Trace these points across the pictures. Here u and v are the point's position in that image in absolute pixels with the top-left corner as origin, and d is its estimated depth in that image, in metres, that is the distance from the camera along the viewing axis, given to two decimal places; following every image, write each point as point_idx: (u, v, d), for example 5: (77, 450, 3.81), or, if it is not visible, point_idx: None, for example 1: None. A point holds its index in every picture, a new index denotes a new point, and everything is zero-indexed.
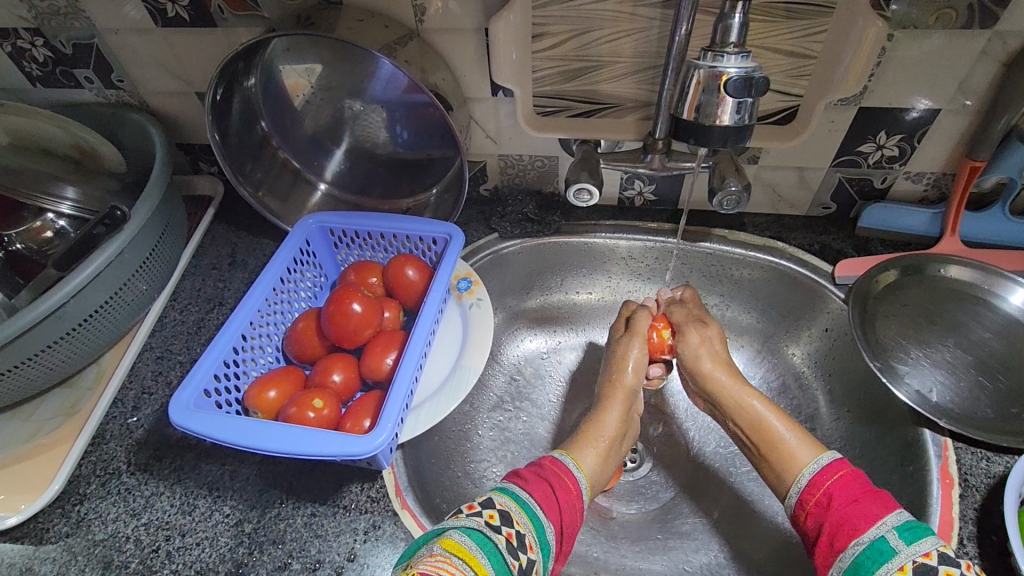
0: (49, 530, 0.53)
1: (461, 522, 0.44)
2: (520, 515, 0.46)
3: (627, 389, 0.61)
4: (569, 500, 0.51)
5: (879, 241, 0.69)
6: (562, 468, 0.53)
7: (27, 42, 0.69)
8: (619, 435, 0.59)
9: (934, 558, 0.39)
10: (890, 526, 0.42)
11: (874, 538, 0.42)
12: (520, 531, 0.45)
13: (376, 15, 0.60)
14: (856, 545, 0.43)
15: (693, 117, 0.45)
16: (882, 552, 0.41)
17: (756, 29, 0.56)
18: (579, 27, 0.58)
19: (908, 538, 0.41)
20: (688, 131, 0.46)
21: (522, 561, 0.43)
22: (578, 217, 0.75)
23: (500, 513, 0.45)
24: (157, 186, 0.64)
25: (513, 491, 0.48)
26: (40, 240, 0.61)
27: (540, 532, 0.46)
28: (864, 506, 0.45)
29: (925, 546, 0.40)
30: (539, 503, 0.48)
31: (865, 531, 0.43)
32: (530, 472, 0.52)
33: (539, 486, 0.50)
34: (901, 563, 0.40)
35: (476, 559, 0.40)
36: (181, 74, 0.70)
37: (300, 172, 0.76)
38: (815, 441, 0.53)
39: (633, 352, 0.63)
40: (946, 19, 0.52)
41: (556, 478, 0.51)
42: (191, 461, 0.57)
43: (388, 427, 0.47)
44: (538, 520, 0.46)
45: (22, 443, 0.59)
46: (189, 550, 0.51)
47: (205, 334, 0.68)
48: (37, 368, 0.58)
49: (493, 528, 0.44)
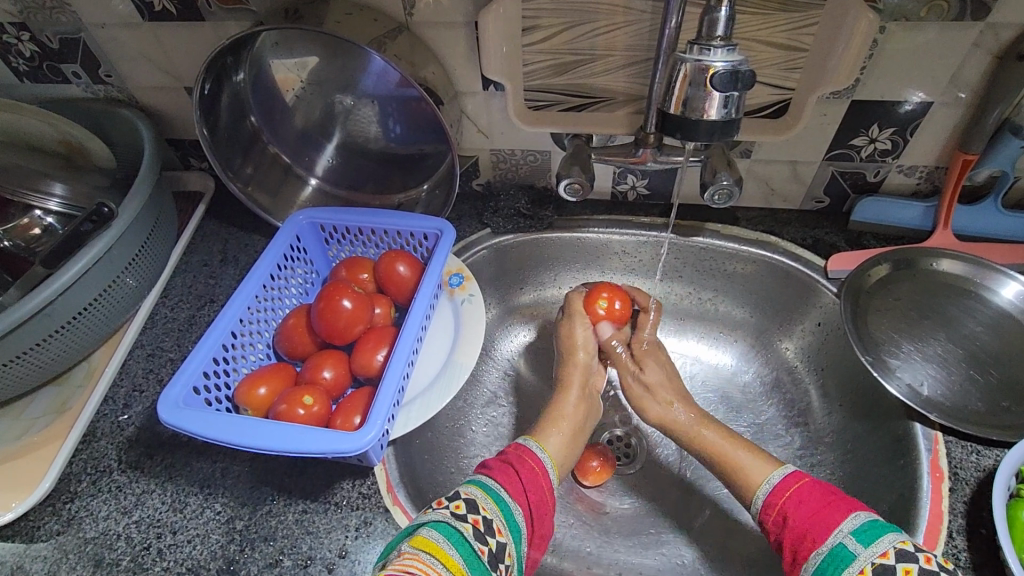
0: (40, 528, 0.53)
1: (428, 517, 0.44)
2: (484, 502, 0.46)
3: (582, 367, 0.63)
4: (536, 479, 0.51)
5: (873, 235, 0.69)
6: (526, 453, 0.53)
7: (14, 36, 0.68)
8: (578, 418, 0.60)
9: (892, 557, 0.40)
10: (847, 532, 0.42)
11: (832, 547, 0.42)
12: (486, 516, 0.45)
13: (365, 9, 0.60)
14: (817, 555, 0.43)
15: (679, 112, 0.45)
16: (842, 558, 0.41)
17: (748, 21, 0.55)
18: (571, 20, 0.58)
19: (865, 541, 0.41)
20: (676, 125, 0.46)
21: (492, 545, 0.43)
22: (571, 212, 0.75)
23: (465, 502, 0.45)
24: (147, 181, 0.64)
25: (479, 481, 0.48)
26: (28, 237, 0.61)
27: (507, 516, 0.46)
28: (817, 517, 0.45)
29: (882, 546, 0.41)
30: (503, 486, 0.48)
31: (824, 540, 0.43)
32: (494, 460, 0.52)
33: (501, 470, 0.50)
34: (861, 567, 0.40)
35: (443, 550, 0.40)
36: (170, 69, 0.70)
37: (291, 167, 0.76)
38: (771, 459, 0.53)
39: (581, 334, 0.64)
40: (938, 11, 0.52)
41: (518, 462, 0.51)
42: (183, 458, 0.57)
43: (377, 423, 0.47)
44: (503, 504, 0.46)
45: (12, 441, 0.58)
46: (180, 547, 0.51)
47: (197, 331, 0.67)
48: (28, 366, 0.58)
49: (459, 517, 0.44)
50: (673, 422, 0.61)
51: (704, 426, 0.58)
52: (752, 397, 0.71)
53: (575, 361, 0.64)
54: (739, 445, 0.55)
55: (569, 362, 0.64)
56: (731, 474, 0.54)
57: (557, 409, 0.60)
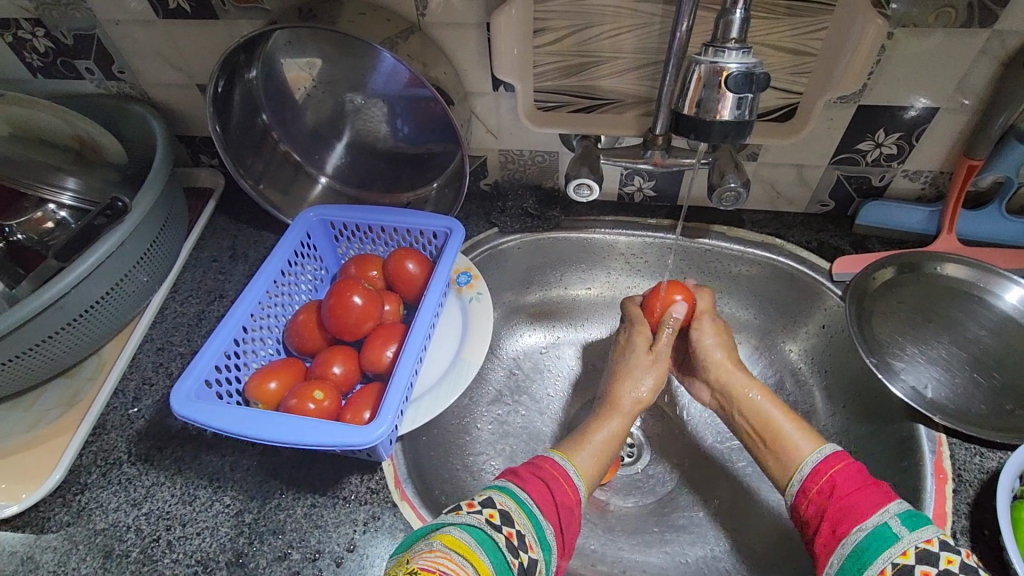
0: (50, 519, 0.53)
1: (461, 519, 0.44)
2: (519, 514, 0.46)
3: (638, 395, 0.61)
4: (568, 503, 0.51)
5: (877, 239, 0.70)
6: (562, 472, 0.53)
7: (28, 32, 0.69)
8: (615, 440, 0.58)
9: (935, 544, 0.41)
10: (893, 514, 0.43)
11: (876, 525, 0.43)
12: (520, 530, 0.45)
13: (378, 8, 0.61)
14: (859, 531, 0.44)
15: (693, 113, 0.45)
16: (885, 537, 0.42)
17: (757, 26, 0.56)
18: (581, 23, 0.58)
19: (910, 525, 0.42)
20: (689, 126, 0.46)
21: (522, 560, 0.44)
22: (577, 212, 0.75)
23: (500, 512, 0.46)
24: (160, 177, 0.65)
25: (511, 490, 0.48)
26: (41, 230, 0.62)
27: (539, 531, 0.46)
28: (866, 496, 0.46)
29: (926, 534, 0.41)
30: (538, 503, 0.48)
31: (868, 517, 0.44)
32: (529, 472, 0.52)
33: (539, 488, 0.50)
34: (903, 549, 0.41)
35: (477, 556, 0.41)
36: (182, 66, 0.70)
37: (301, 165, 0.76)
38: (815, 433, 0.54)
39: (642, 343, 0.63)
40: (946, 18, 0.53)
41: (554, 481, 0.51)
42: (192, 452, 0.57)
43: (388, 418, 0.47)
44: (537, 520, 0.47)
45: (24, 432, 0.59)
46: (190, 539, 0.52)
47: (206, 326, 0.68)
48: (39, 358, 0.58)
49: (494, 526, 0.44)
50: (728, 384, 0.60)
51: (755, 390, 0.58)
52: None
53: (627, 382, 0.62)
54: (785, 411, 0.56)
55: (614, 409, 0.60)
56: (773, 442, 0.55)
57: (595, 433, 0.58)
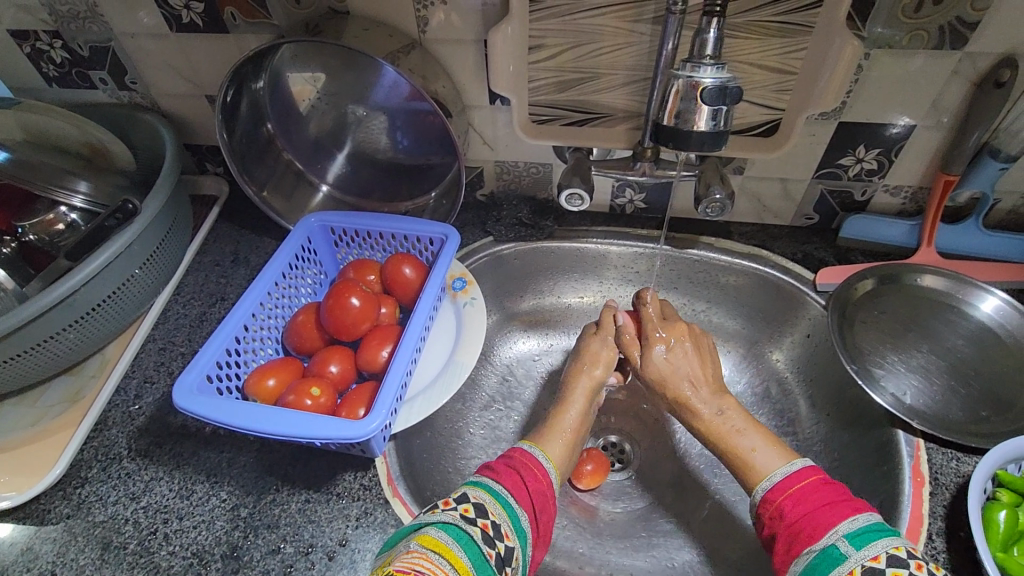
0: (50, 511, 0.55)
1: (437, 517, 0.45)
2: (493, 506, 0.47)
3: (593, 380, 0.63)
4: (542, 490, 0.52)
5: (860, 252, 0.72)
6: (532, 461, 0.54)
7: (46, 43, 0.72)
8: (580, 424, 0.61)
9: (882, 561, 0.40)
10: (841, 534, 0.43)
11: (825, 546, 0.43)
12: (495, 521, 0.47)
13: (381, 24, 0.64)
14: (810, 552, 0.44)
15: (673, 123, 0.47)
16: (833, 559, 0.42)
17: (740, 45, 0.59)
18: (575, 40, 0.61)
19: (857, 544, 0.42)
20: (669, 136, 0.48)
21: (500, 549, 0.45)
22: (570, 223, 0.78)
23: (474, 506, 0.47)
24: (167, 183, 0.67)
25: (486, 484, 0.50)
26: (52, 232, 0.64)
27: (514, 520, 0.48)
28: (819, 515, 0.45)
29: (874, 550, 0.41)
30: (511, 493, 0.50)
31: (818, 539, 0.44)
32: (502, 465, 0.53)
33: (511, 477, 0.51)
34: (851, 568, 0.41)
35: (453, 551, 0.42)
36: (192, 77, 0.73)
37: (303, 174, 0.79)
38: (787, 453, 0.53)
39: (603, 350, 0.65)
40: (919, 40, 0.55)
41: (526, 470, 0.53)
42: (191, 448, 0.59)
43: (382, 413, 0.49)
44: (511, 509, 0.48)
45: (27, 427, 0.61)
46: (186, 532, 0.53)
47: (208, 327, 0.70)
48: (44, 355, 0.60)
49: (469, 520, 0.46)
50: (701, 413, 0.58)
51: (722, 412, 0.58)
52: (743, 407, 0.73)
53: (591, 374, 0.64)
54: (750, 433, 0.55)
55: (580, 372, 0.64)
56: (738, 464, 0.54)
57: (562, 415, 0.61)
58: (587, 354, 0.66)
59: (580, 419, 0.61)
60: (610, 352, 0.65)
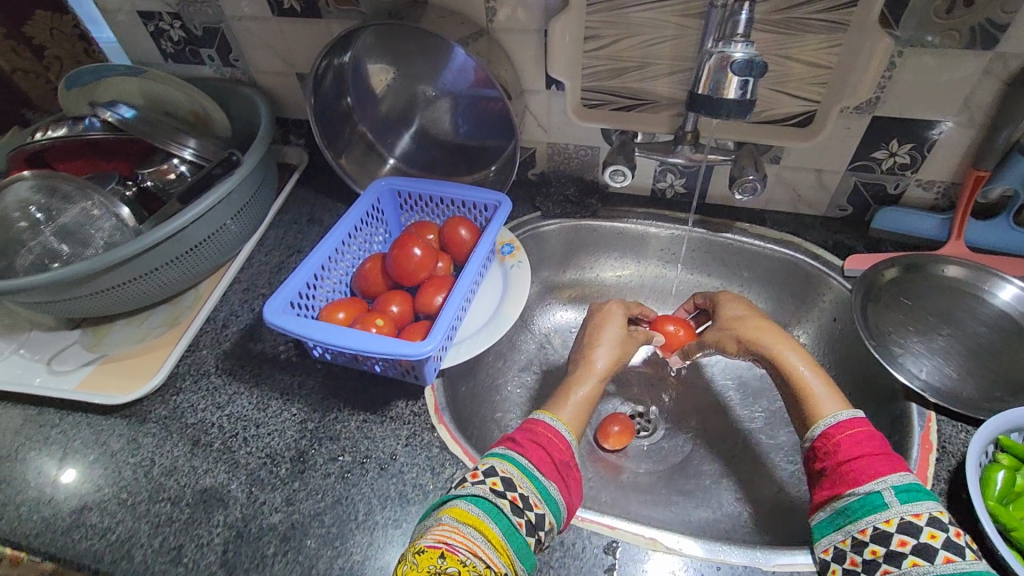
0: (151, 411, 0.65)
1: (467, 491, 0.49)
2: (521, 480, 0.50)
3: (599, 375, 0.63)
4: (565, 458, 0.54)
5: (890, 243, 0.75)
6: (554, 432, 0.55)
7: (167, 24, 0.84)
8: (589, 399, 0.61)
9: (923, 519, 0.44)
10: (888, 485, 0.46)
11: (869, 492, 0.47)
12: (523, 493, 0.49)
13: (454, 13, 0.72)
14: (852, 493, 0.47)
15: (705, 92, 0.53)
16: (874, 505, 0.46)
17: (778, 40, 0.64)
18: (627, 31, 0.68)
19: (902, 498, 0.45)
20: (702, 103, 0.54)
21: (530, 519, 0.48)
22: (613, 203, 0.84)
23: (502, 480, 0.50)
24: (262, 144, 0.77)
25: (513, 458, 0.52)
26: (164, 180, 0.74)
27: (543, 491, 0.50)
28: (868, 464, 0.48)
29: (918, 508, 0.45)
30: (538, 467, 0.52)
31: (863, 483, 0.47)
32: (524, 436, 0.55)
33: (534, 450, 0.53)
34: (889, 517, 0.45)
35: (484, 525, 0.46)
36: (286, 56, 0.83)
37: (374, 147, 0.88)
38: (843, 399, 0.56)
39: (606, 336, 0.67)
40: (952, 39, 0.59)
41: (549, 441, 0.54)
42: (267, 370, 0.68)
43: (436, 339, 0.56)
44: (539, 482, 0.50)
45: (136, 342, 0.72)
46: (262, 437, 0.62)
47: (285, 274, 0.79)
48: (152, 282, 0.71)
49: (497, 493, 0.49)
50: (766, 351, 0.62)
51: (789, 350, 0.61)
52: None
53: (592, 360, 0.64)
54: (818, 374, 0.58)
55: (590, 351, 0.66)
56: (802, 399, 0.57)
57: (568, 391, 0.61)
58: (602, 329, 0.68)
59: (593, 389, 0.62)
60: (621, 332, 0.68)
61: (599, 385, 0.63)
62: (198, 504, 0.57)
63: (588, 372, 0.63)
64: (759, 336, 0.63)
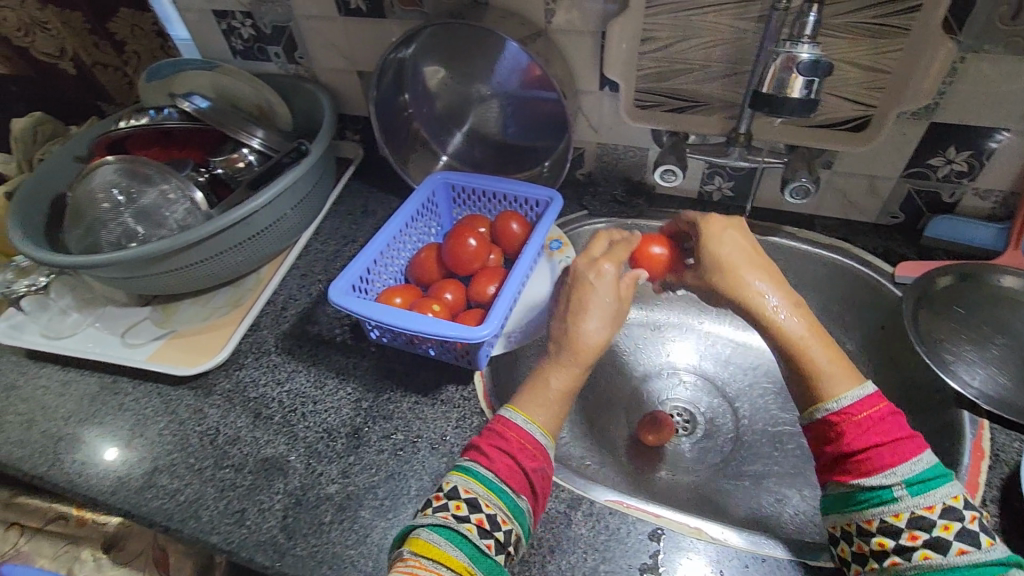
0: (216, 384, 0.69)
1: (429, 519, 0.44)
2: (486, 497, 0.45)
3: (585, 361, 0.54)
4: (536, 464, 0.48)
5: (944, 251, 0.74)
6: (524, 435, 0.49)
7: (239, 22, 0.88)
8: (564, 392, 0.53)
9: (936, 511, 0.41)
10: (901, 477, 0.43)
11: (878, 485, 0.43)
12: (490, 513, 0.44)
13: (513, 15, 0.74)
14: (859, 484, 0.44)
15: (770, 91, 0.54)
16: (883, 498, 0.43)
17: (836, 45, 0.65)
18: (683, 34, 0.69)
19: (914, 491, 0.42)
20: (764, 102, 0.55)
21: (497, 539, 0.44)
22: (659, 205, 0.85)
23: (466, 501, 0.45)
24: (326, 137, 0.81)
25: (476, 473, 0.46)
26: (234, 168, 0.79)
27: (510, 505, 0.45)
28: (880, 452, 0.44)
29: (931, 499, 0.42)
30: (504, 480, 0.46)
31: (871, 476, 0.44)
32: (489, 443, 0.49)
33: (501, 461, 0.47)
34: (898, 511, 0.42)
35: (447, 555, 0.42)
36: (348, 54, 0.87)
37: (427, 143, 0.91)
38: (850, 365, 0.49)
39: (597, 307, 0.55)
40: (1016, 46, 0.59)
41: (519, 446, 0.48)
42: (324, 351, 0.71)
43: (492, 325, 0.58)
44: (506, 496, 0.45)
45: (201, 320, 0.76)
46: (320, 413, 0.65)
47: (340, 262, 0.83)
48: (220, 264, 0.75)
49: (461, 517, 0.44)
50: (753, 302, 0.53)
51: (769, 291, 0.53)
52: None
53: (580, 336, 0.54)
54: (818, 338, 0.51)
55: (574, 327, 0.55)
56: (801, 369, 0.50)
57: (544, 383, 0.53)
58: (585, 303, 0.55)
59: (572, 378, 0.53)
60: (614, 304, 0.56)
61: (584, 371, 0.54)
62: (260, 472, 0.60)
63: (572, 359, 0.54)
64: (744, 287, 0.54)
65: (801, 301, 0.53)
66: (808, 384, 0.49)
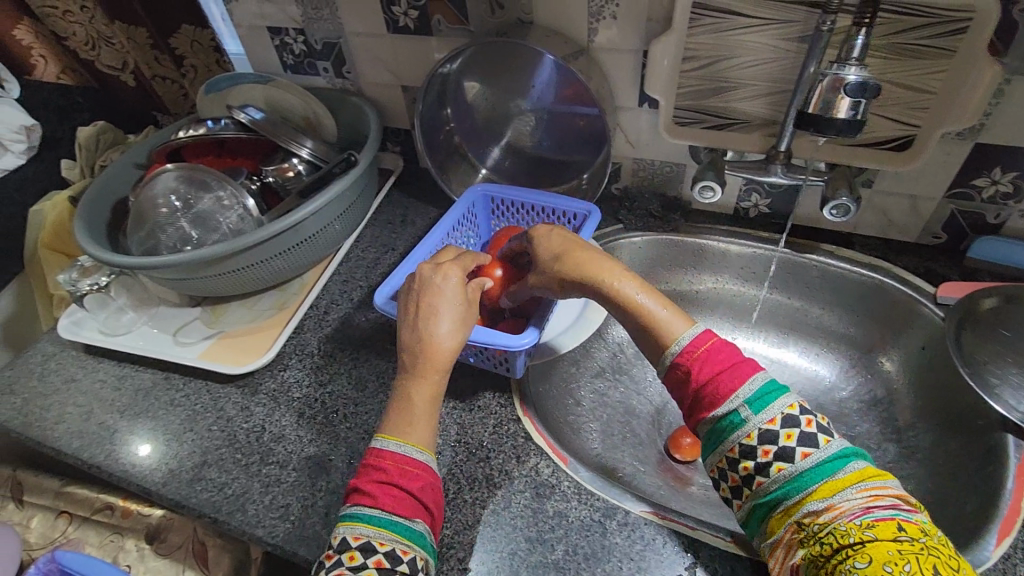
0: (261, 384, 0.71)
1: None
2: (379, 536, 0.43)
3: (440, 371, 0.52)
4: (422, 483, 0.47)
5: (988, 273, 0.74)
6: (404, 461, 0.47)
7: (292, 38, 0.92)
8: (432, 404, 0.52)
9: (777, 423, 0.42)
10: (743, 399, 0.44)
11: (728, 412, 0.44)
12: (388, 550, 0.43)
13: (556, 33, 0.77)
14: (715, 416, 0.44)
15: (816, 110, 0.55)
16: (734, 424, 0.43)
17: (879, 65, 0.65)
18: (724, 53, 0.70)
19: (756, 408, 0.43)
20: (811, 121, 0.56)
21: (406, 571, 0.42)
22: (694, 220, 0.86)
23: (359, 548, 0.43)
24: (371, 149, 0.84)
25: (363, 517, 0.44)
26: (284, 177, 0.82)
27: (405, 533, 0.44)
28: (725, 379, 0.45)
29: (771, 412, 0.43)
30: (393, 512, 0.44)
31: (721, 404, 0.44)
32: (370, 481, 0.46)
33: (385, 495, 0.45)
34: (749, 431, 0.43)
35: None
36: (394, 69, 0.90)
37: (467, 156, 0.94)
38: (683, 313, 0.51)
39: (450, 312, 0.54)
40: None
41: (401, 473, 0.47)
42: (365, 355, 0.73)
43: (530, 334, 0.61)
44: (399, 527, 0.44)
45: (248, 321, 0.79)
46: (361, 414, 0.67)
47: (380, 269, 0.85)
48: (268, 268, 0.78)
49: (357, 567, 0.42)
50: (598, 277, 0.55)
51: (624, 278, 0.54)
52: (848, 410, 0.77)
53: (436, 344, 0.52)
54: (649, 293, 0.53)
55: (426, 335, 0.53)
56: (649, 328, 0.51)
57: (406, 395, 0.51)
58: (434, 311, 0.54)
59: (433, 388, 0.52)
60: (456, 309, 0.55)
61: (443, 378, 0.52)
62: (303, 470, 0.62)
63: (429, 369, 0.52)
64: (592, 270, 0.55)
65: (639, 277, 0.55)
66: (652, 338, 0.50)
